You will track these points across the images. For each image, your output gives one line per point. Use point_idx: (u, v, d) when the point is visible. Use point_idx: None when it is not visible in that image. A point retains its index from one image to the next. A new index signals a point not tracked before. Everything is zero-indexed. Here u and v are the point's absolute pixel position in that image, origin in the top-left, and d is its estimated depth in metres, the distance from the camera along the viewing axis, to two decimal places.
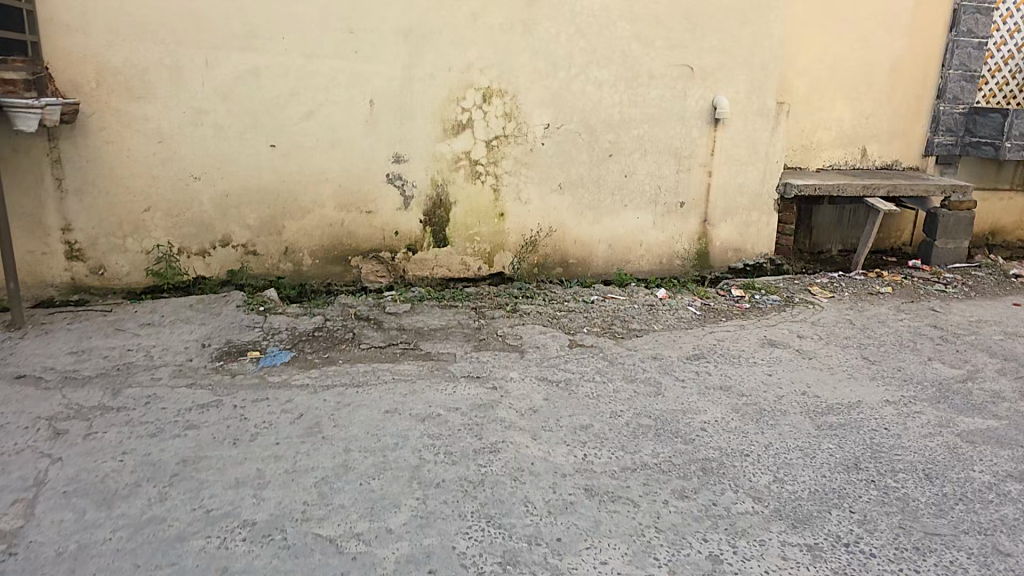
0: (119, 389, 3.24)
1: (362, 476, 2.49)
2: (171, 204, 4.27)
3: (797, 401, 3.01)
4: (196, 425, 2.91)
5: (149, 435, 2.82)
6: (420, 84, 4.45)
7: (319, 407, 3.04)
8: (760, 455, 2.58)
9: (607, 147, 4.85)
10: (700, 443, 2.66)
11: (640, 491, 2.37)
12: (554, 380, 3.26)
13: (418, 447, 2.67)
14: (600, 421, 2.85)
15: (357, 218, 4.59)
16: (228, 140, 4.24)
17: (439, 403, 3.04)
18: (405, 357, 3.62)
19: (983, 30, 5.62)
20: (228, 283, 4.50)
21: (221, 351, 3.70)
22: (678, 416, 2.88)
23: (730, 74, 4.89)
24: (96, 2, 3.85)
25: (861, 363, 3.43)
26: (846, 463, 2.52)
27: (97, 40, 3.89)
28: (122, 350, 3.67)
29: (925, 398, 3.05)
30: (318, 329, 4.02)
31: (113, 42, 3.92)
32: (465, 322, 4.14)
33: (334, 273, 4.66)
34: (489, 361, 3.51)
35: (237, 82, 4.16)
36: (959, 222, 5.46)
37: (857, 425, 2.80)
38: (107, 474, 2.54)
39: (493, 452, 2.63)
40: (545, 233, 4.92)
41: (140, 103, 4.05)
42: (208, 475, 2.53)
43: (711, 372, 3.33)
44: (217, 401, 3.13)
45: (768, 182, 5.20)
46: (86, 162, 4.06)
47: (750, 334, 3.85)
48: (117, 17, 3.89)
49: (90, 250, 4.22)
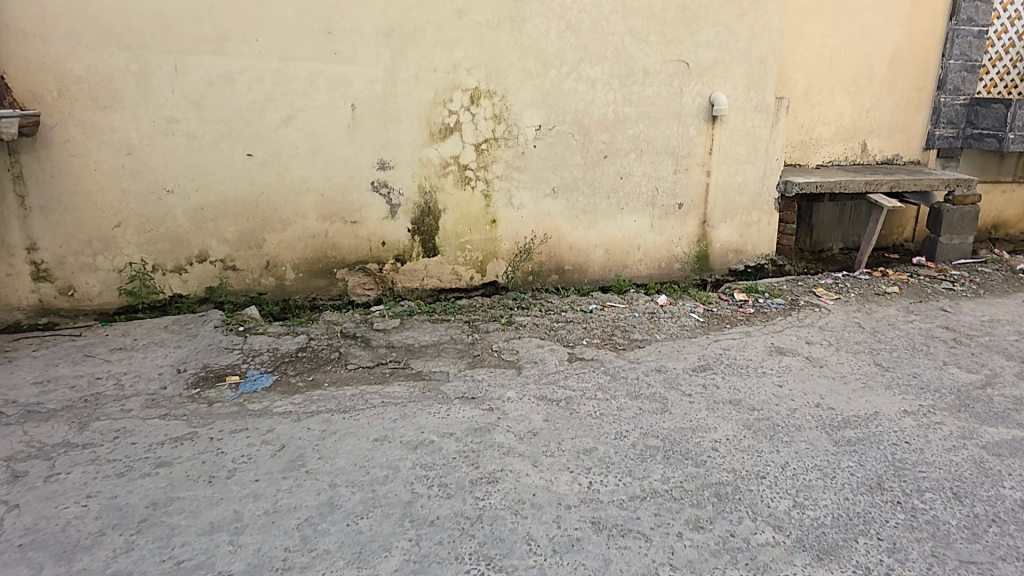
0: (86, 423, 3.01)
1: (349, 516, 2.28)
2: (143, 220, 4.04)
3: (811, 414, 2.85)
4: (168, 460, 2.69)
5: (117, 474, 2.60)
6: (404, 87, 4.25)
7: (303, 436, 2.83)
8: (778, 478, 2.39)
9: (601, 148, 4.68)
10: (712, 465, 2.48)
11: (651, 523, 2.18)
12: (554, 399, 3.07)
13: (409, 480, 2.47)
14: (603, 444, 2.66)
15: (342, 229, 4.38)
16: (202, 150, 4.01)
17: (432, 429, 2.84)
18: (396, 377, 3.42)
19: (982, 18, 5.52)
20: (207, 300, 4.28)
21: (198, 376, 3.48)
22: (686, 435, 2.71)
23: (727, 70, 4.73)
24: (55, 7, 3.60)
25: (876, 371, 3.28)
26: (869, 483, 2.34)
27: (58, 46, 3.65)
28: (91, 380, 3.42)
29: (944, 407, 2.90)
30: (302, 349, 3.80)
31: (74, 49, 3.68)
32: (458, 337, 3.93)
33: (320, 286, 4.45)
34: (484, 380, 3.31)
35: (210, 88, 3.93)
36: (963, 217, 5.35)
37: (877, 439, 2.64)
38: (68, 522, 2.32)
39: (492, 483, 2.43)
40: (539, 240, 4.74)
41: (106, 113, 3.82)
42: (180, 520, 2.31)
43: (719, 385, 3.16)
44: (193, 434, 2.91)
45: (769, 180, 5.06)
46: (49, 177, 3.81)
47: (757, 341, 3.69)
48: (78, 22, 3.65)
49: (58, 269, 3.98)
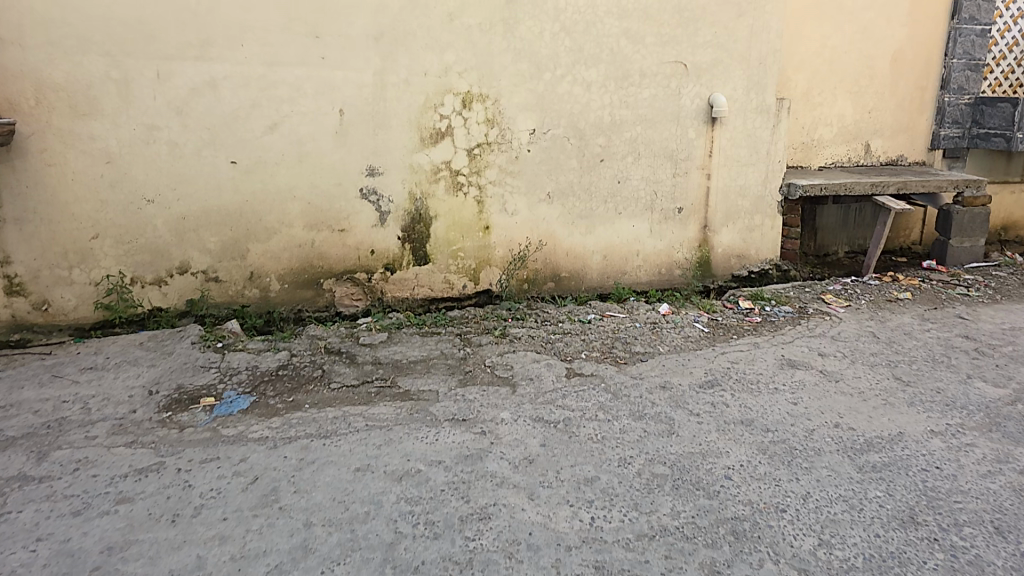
0: (45, 453, 2.77)
1: (324, 562, 2.04)
2: (122, 230, 3.81)
3: (830, 436, 2.63)
4: (130, 496, 2.45)
5: (72, 513, 2.36)
6: (394, 91, 4.04)
7: (279, 467, 2.59)
8: (799, 511, 2.18)
9: (598, 151, 4.48)
10: (726, 498, 2.26)
11: (661, 568, 1.95)
12: (551, 420, 2.85)
13: (392, 518, 2.23)
14: (606, 472, 2.44)
15: (329, 237, 4.15)
16: (184, 159, 3.79)
17: (419, 456, 2.61)
18: (382, 398, 3.18)
19: (985, 17, 5.38)
20: (187, 313, 4.04)
21: (171, 399, 3.23)
22: (696, 462, 2.48)
23: (726, 71, 4.55)
24: (32, 12, 3.39)
25: (896, 386, 3.07)
26: (901, 517, 2.13)
27: (35, 53, 3.44)
28: (56, 404, 3.18)
29: (973, 426, 2.70)
30: (283, 367, 3.56)
31: (52, 55, 3.47)
32: (449, 352, 3.71)
33: (305, 298, 4.22)
34: (476, 400, 3.08)
35: (194, 95, 3.72)
36: (974, 219, 5.16)
37: (904, 464, 2.43)
38: (12, 571, 2.07)
39: (484, 520, 2.20)
40: (535, 247, 4.53)
41: (84, 121, 3.59)
42: (136, 569, 2.07)
43: (729, 403, 2.94)
44: (159, 465, 2.67)
45: (770, 183, 4.87)
46: (26, 189, 3.60)
47: (767, 354, 3.48)
48: (55, 27, 3.44)
49: (31, 284, 3.74)
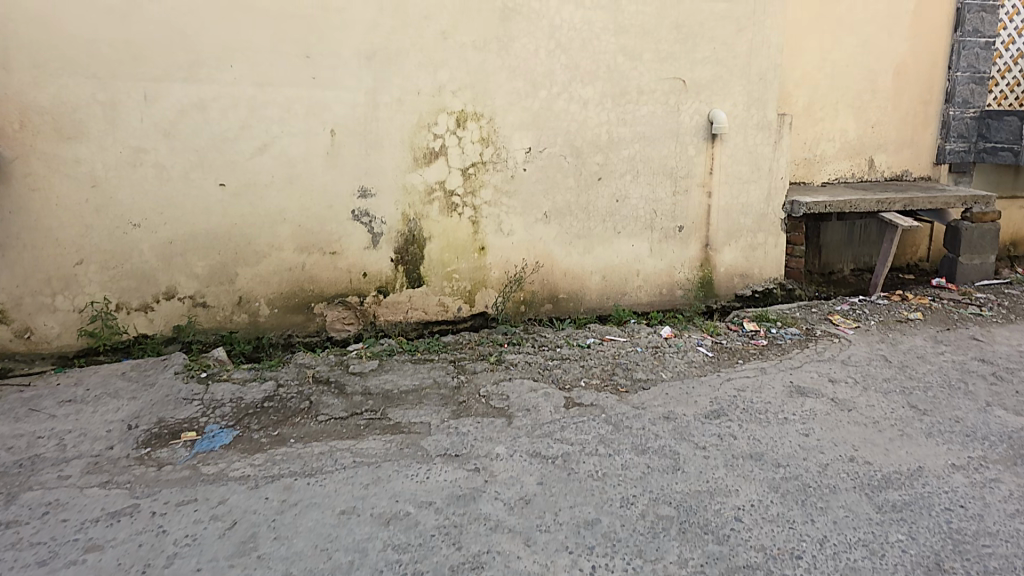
0: (14, 495, 2.61)
1: None
2: (107, 256, 3.70)
3: (846, 472, 2.48)
4: (99, 544, 2.29)
5: (36, 564, 2.20)
6: (387, 111, 3.98)
7: (259, 510, 2.43)
8: (816, 559, 2.01)
9: (595, 169, 4.40)
10: (736, 543, 2.10)
11: None
12: (549, 455, 2.70)
13: (378, 568, 2.07)
14: (607, 515, 2.28)
15: (320, 260, 4.05)
16: (172, 182, 3.71)
17: (409, 497, 2.46)
18: (371, 432, 3.03)
19: (988, 30, 5.34)
20: (173, 340, 3.91)
21: (151, 434, 3.08)
22: (704, 501, 2.33)
23: (725, 87, 4.49)
24: (18, 36, 3.35)
25: (912, 415, 2.92)
26: (926, 564, 1.97)
27: (22, 77, 3.39)
28: (30, 440, 3.03)
29: (997, 459, 2.55)
30: (269, 398, 3.42)
31: (39, 79, 3.41)
32: (442, 380, 3.56)
33: (295, 323, 4.09)
34: (470, 434, 2.93)
35: (182, 117, 3.65)
36: (983, 236, 5.04)
37: (926, 504, 2.27)
38: None
39: (477, 571, 2.04)
40: (531, 268, 4.42)
41: (70, 144, 3.52)
42: None
43: (737, 435, 2.79)
44: (133, 508, 2.51)
45: (774, 200, 4.77)
46: (9, 214, 3.51)
47: (774, 380, 3.33)
48: (42, 51, 3.39)
49: (13, 311, 3.62)
